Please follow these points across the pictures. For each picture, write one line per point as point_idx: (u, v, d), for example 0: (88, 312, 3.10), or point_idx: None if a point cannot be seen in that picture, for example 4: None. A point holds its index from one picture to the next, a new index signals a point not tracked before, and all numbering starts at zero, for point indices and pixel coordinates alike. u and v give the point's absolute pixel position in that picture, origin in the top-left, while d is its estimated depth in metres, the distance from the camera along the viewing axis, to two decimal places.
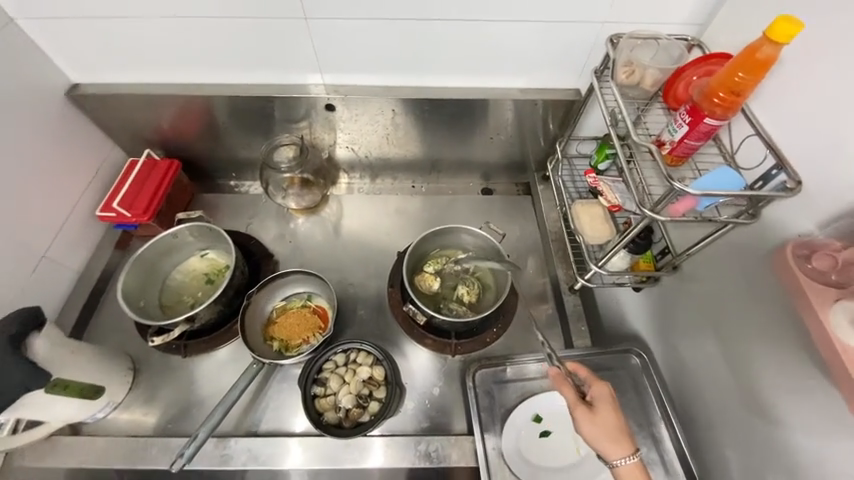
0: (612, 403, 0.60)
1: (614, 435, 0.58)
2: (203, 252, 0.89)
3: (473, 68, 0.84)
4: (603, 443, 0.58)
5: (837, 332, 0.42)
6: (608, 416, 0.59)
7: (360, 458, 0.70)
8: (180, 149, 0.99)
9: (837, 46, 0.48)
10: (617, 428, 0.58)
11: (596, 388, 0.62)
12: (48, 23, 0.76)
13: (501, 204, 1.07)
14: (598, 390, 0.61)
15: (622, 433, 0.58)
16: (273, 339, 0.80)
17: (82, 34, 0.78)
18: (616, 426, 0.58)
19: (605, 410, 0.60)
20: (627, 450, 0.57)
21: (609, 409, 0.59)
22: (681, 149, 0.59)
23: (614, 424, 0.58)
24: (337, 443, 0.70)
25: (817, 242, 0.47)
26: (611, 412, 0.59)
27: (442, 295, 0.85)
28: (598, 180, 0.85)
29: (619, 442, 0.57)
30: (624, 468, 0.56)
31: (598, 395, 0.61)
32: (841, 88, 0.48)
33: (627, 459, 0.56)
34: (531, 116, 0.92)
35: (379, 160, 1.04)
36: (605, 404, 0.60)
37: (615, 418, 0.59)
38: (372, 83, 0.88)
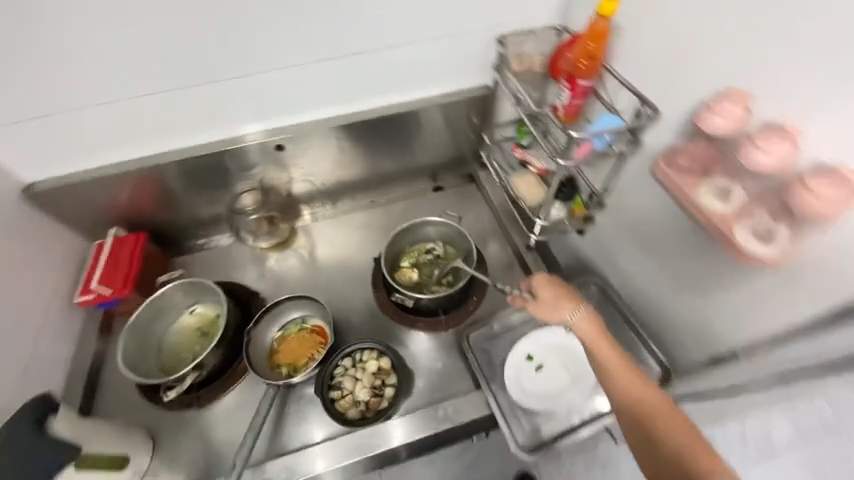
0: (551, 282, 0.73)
1: (556, 305, 0.70)
2: (191, 309, 0.93)
3: (397, 86, 0.98)
4: (551, 314, 0.71)
5: (705, 203, 0.56)
6: (547, 295, 0.72)
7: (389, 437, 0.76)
8: (143, 222, 1.03)
9: (650, 8, 0.65)
10: (558, 299, 0.71)
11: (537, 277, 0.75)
12: None
13: (452, 196, 1.20)
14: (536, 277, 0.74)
15: (562, 298, 0.71)
16: (281, 366, 0.87)
17: (28, 134, 0.82)
18: (556, 298, 0.71)
19: (544, 290, 0.73)
20: (573, 309, 0.69)
21: (548, 288, 0.72)
22: (570, 108, 0.76)
23: (554, 297, 0.71)
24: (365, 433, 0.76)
25: (677, 147, 0.62)
26: (550, 290, 0.72)
27: (423, 282, 0.95)
28: (525, 154, 1.01)
29: (562, 307, 0.69)
30: (576, 322, 0.67)
31: (536, 285, 0.74)
32: (663, 36, 0.64)
33: (574, 315, 0.67)
34: (455, 114, 1.07)
35: (335, 185, 1.14)
36: (544, 287, 0.73)
37: (555, 290, 0.72)
38: (312, 118, 0.98)
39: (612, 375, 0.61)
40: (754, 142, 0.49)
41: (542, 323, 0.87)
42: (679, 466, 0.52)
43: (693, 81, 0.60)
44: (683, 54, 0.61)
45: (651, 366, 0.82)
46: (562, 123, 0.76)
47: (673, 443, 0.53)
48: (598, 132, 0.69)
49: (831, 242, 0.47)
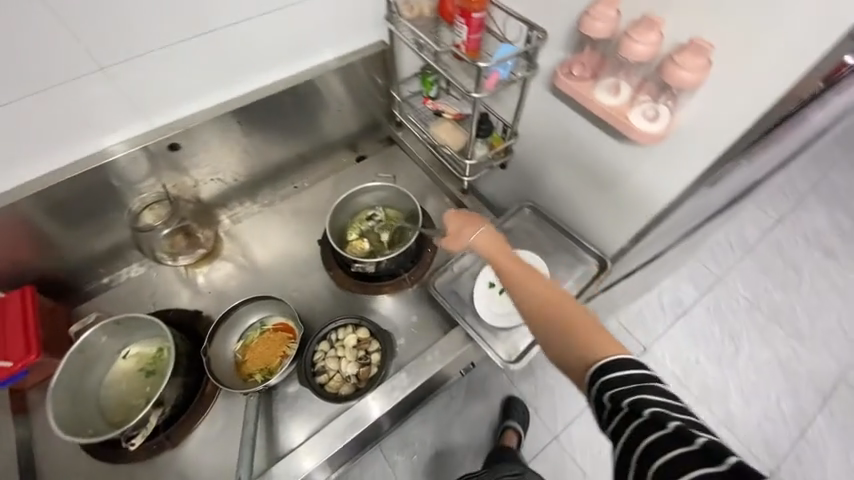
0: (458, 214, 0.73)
1: (460, 233, 0.69)
2: (124, 353, 0.84)
3: (289, 55, 0.92)
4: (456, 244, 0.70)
5: (602, 100, 0.64)
6: (452, 227, 0.72)
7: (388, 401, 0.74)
8: (24, 273, 0.85)
9: None
10: (460, 227, 0.70)
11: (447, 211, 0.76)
12: None
13: (377, 161, 1.19)
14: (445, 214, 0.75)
15: (465, 226, 0.70)
16: (255, 374, 0.82)
17: None
18: (458, 226, 0.70)
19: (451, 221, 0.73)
20: (473, 232, 0.68)
21: (452, 220, 0.72)
22: (471, 44, 0.79)
23: (457, 226, 0.71)
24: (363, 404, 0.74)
25: (570, 60, 0.69)
26: (454, 221, 0.72)
27: (375, 249, 0.95)
28: (437, 104, 1.05)
29: (464, 234, 0.69)
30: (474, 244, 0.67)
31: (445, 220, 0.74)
32: None
33: (472, 238, 0.68)
34: (358, 75, 1.04)
35: (251, 177, 1.05)
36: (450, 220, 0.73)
37: (458, 220, 0.71)
38: (205, 107, 0.88)
39: (507, 282, 0.60)
40: (630, 36, 0.56)
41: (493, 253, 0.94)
42: (563, 346, 0.50)
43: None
44: None
45: (588, 259, 0.92)
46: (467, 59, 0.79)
47: (557, 326, 0.52)
48: (502, 59, 0.73)
49: (698, 108, 0.58)
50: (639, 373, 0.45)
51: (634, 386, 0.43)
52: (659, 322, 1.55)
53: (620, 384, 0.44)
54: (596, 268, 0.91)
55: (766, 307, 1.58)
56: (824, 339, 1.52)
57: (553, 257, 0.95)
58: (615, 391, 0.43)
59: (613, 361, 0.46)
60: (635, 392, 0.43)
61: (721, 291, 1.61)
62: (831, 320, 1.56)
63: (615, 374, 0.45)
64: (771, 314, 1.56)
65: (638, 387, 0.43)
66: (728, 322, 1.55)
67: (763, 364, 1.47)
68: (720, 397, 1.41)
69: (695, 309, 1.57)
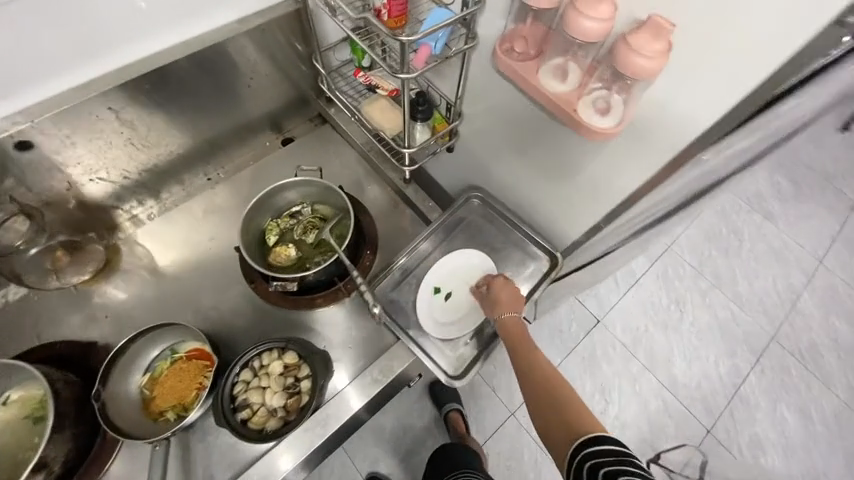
0: (506, 285, 0.76)
1: (502, 303, 0.73)
2: (4, 398, 0.69)
3: (168, 19, 0.73)
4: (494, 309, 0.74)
5: (547, 85, 0.54)
6: (502, 295, 0.74)
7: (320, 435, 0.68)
8: None
9: None
10: (511, 299, 0.74)
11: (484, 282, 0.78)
12: None
13: (306, 145, 1.03)
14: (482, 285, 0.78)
15: (514, 302, 0.74)
16: (166, 411, 0.71)
17: None
18: (509, 298, 0.74)
19: (499, 290, 0.75)
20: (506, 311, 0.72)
21: (506, 287, 0.75)
22: (394, 8, 0.64)
23: (509, 296, 0.74)
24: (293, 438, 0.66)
25: (509, 30, 0.58)
26: (506, 291, 0.75)
27: (304, 255, 0.83)
28: (369, 76, 0.89)
29: (504, 308, 0.73)
30: (504, 323, 0.71)
31: (497, 285, 0.76)
32: None
33: (504, 317, 0.72)
34: (270, 42, 0.85)
35: (148, 173, 0.87)
36: (503, 288, 0.75)
37: (502, 291, 0.75)
38: (58, 89, 0.69)
39: (525, 359, 0.67)
40: (577, 8, 0.45)
41: (438, 254, 0.85)
42: (558, 425, 0.57)
43: None
44: None
45: (540, 255, 0.84)
46: (390, 29, 0.64)
47: (555, 410, 0.59)
48: (433, 29, 0.58)
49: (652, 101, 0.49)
50: (617, 447, 0.51)
51: (613, 459, 0.49)
52: (612, 294, 1.57)
53: (601, 457, 0.50)
54: (547, 265, 0.84)
55: (710, 274, 1.63)
56: (760, 300, 1.59)
57: (503, 253, 0.86)
58: (597, 461, 0.50)
59: (597, 437, 0.52)
60: (611, 464, 0.49)
61: (669, 258, 1.65)
62: (767, 280, 1.62)
63: (596, 449, 0.51)
64: (714, 280, 1.62)
65: (613, 462, 0.49)
66: (676, 291, 1.60)
67: (704, 328, 1.53)
68: (665, 362, 1.47)
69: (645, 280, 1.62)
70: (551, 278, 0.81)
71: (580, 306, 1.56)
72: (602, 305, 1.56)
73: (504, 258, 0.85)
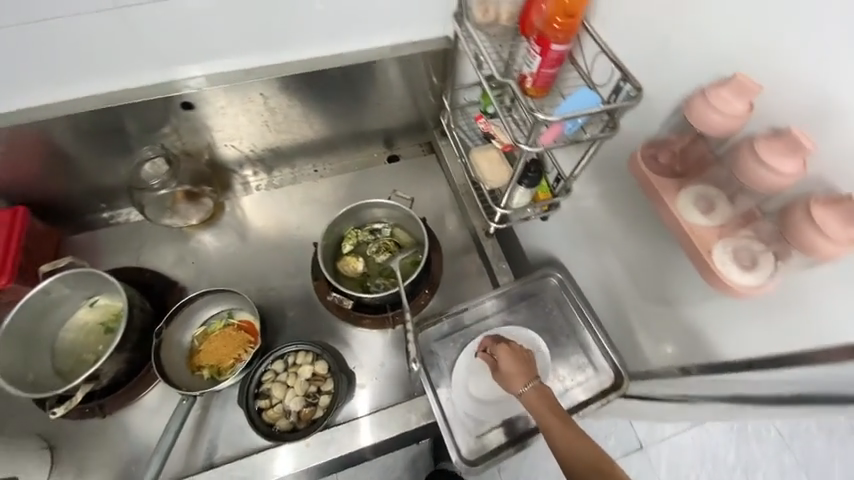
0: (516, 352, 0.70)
1: (513, 374, 0.67)
2: (92, 301, 0.80)
3: (337, 34, 0.80)
4: (506, 380, 0.68)
5: (683, 214, 0.48)
6: (510, 365, 0.68)
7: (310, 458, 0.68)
8: (25, 192, 0.85)
9: None
10: (519, 366, 0.68)
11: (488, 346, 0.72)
12: None
13: (408, 168, 1.06)
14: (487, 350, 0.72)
15: (522, 370, 0.67)
16: (203, 368, 0.76)
17: None
18: (517, 366, 0.68)
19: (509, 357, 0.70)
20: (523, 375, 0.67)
21: (509, 357, 0.69)
22: (541, 80, 0.61)
23: (516, 364, 0.68)
24: (283, 451, 0.68)
25: (662, 139, 0.53)
26: (512, 360, 0.69)
27: (368, 273, 0.86)
28: (488, 124, 0.88)
29: (517, 378, 0.67)
30: (525, 393, 0.65)
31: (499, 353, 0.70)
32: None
33: (525, 388, 0.66)
34: (411, 71, 0.90)
35: (268, 152, 0.96)
36: (507, 357, 0.69)
37: (513, 360, 0.69)
38: (231, 67, 0.79)
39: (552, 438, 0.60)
40: (756, 156, 0.40)
41: (497, 322, 0.80)
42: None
43: (704, 58, 0.49)
44: (677, 34, 0.51)
45: (605, 369, 0.75)
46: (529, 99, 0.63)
47: None
48: (573, 114, 0.56)
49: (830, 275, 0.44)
50: None
51: None
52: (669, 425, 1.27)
53: None
54: (608, 383, 0.74)
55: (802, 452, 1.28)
56: None
57: (564, 350, 0.78)
58: None
59: None
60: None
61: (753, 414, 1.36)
62: None
63: None
64: (803, 460, 1.27)
65: None
66: (751, 456, 1.26)
67: None
68: None
69: (716, 424, 1.30)
70: (609, 400, 0.72)
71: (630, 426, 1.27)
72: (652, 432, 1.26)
73: (563, 355, 0.77)
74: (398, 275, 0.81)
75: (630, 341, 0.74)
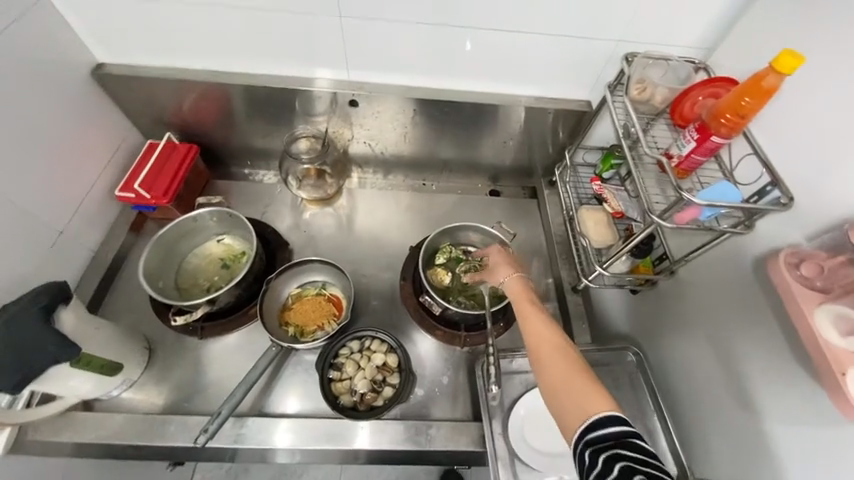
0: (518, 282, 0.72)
1: (500, 268, 0.75)
2: (220, 238, 0.92)
3: (494, 75, 0.91)
4: (494, 276, 0.76)
5: (822, 329, 0.48)
6: (498, 260, 0.77)
7: (304, 441, 0.72)
8: (200, 135, 1.02)
9: (841, 79, 0.53)
10: (507, 263, 0.76)
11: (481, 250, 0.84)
12: (108, 11, 0.80)
13: (508, 205, 1.12)
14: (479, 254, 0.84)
15: (508, 266, 0.75)
16: (289, 325, 0.83)
17: (137, 16, 0.81)
18: (505, 264, 0.76)
19: (498, 257, 0.78)
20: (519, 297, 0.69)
21: (500, 254, 0.78)
22: (687, 163, 0.66)
23: (506, 261, 0.76)
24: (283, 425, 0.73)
25: (807, 251, 0.53)
26: (502, 256, 0.77)
27: (451, 289, 0.89)
28: (602, 187, 0.92)
29: (503, 273, 0.74)
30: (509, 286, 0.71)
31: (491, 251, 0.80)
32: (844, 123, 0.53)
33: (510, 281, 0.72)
34: (543, 122, 0.97)
35: (393, 157, 1.08)
36: (498, 254, 0.78)
37: (503, 259, 0.77)
38: (399, 81, 0.93)
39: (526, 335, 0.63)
40: None
41: None
42: (569, 400, 0.53)
43: None
44: (842, 157, 0.52)
45: (668, 462, 0.74)
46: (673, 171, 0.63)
47: (566, 383, 0.55)
48: (721, 204, 0.57)
49: None
50: None
51: None
52: None
53: None
54: None
55: None
56: None
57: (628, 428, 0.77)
58: None
59: None
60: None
61: None
62: None
63: None
64: None
65: None
66: None
67: None
68: None
69: None
70: None
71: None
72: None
73: None
74: (485, 299, 0.84)
75: (707, 443, 0.71)
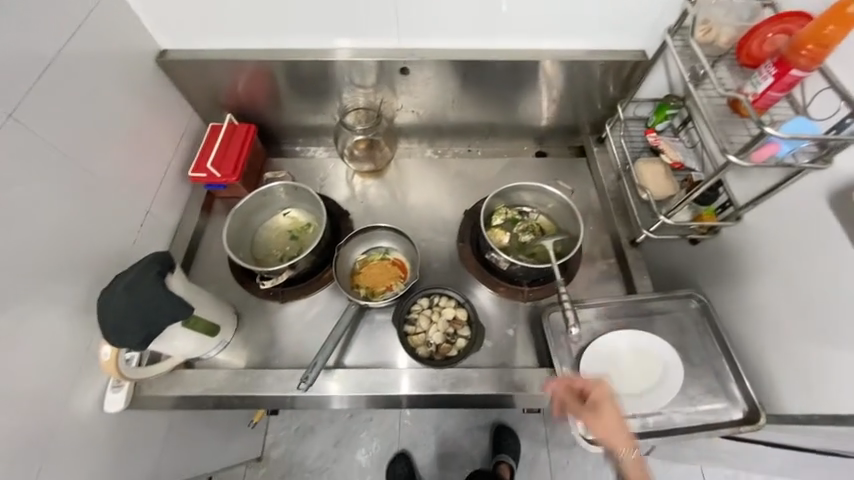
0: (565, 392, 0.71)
1: (615, 430, 0.65)
2: (286, 211, 0.97)
3: (545, 29, 0.90)
4: (608, 435, 0.65)
5: None
6: (610, 417, 0.66)
7: (350, 387, 0.79)
8: (256, 114, 1.06)
9: None
10: (617, 424, 0.66)
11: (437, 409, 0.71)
12: None
13: (556, 165, 1.12)
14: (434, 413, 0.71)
15: (617, 424, 0.66)
16: (360, 287, 0.89)
17: None
18: (615, 424, 0.66)
19: (607, 415, 0.66)
20: (585, 416, 0.67)
21: (608, 405, 0.67)
22: (763, 100, 0.65)
23: (615, 417, 0.66)
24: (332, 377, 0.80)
25: None
26: (611, 411, 0.66)
27: (511, 247, 0.91)
28: (658, 139, 0.92)
29: (621, 438, 0.65)
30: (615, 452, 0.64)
31: (597, 397, 0.68)
32: None
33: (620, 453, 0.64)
34: (595, 76, 0.96)
35: (440, 125, 1.09)
36: (607, 404, 0.67)
37: (606, 402, 0.67)
38: (448, 45, 0.93)
39: None
40: None
41: (627, 322, 0.83)
42: None
43: None
44: None
45: (738, 402, 0.74)
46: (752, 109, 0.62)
47: None
48: (802, 136, 0.57)
49: None
50: None
51: None
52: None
53: None
54: (742, 415, 0.73)
55: None
56: None
57: (696, 370, 0.78)
58: None
59: None
60: None
61: None
62: None
63: None
64: None
65: None
66: None
67: None
68: None
69: None
70: (741, 430, 0.71)
71: (696, 468, 1.35)
72: (715, 471, 1.35)
73: (696, 375, 0.77)
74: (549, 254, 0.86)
75: (782, 381, 0.72)
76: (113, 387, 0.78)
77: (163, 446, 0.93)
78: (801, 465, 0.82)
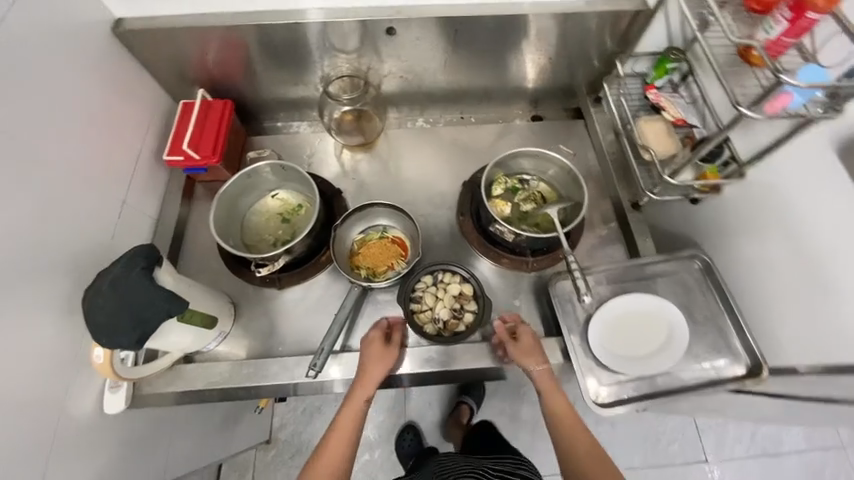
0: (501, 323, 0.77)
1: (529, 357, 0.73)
2: (274, 193, 0.92)
3: None
4: (527, 361, 0.73)
5: None
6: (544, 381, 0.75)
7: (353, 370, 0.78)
8: (230, 88, 0.97)
9: None
10: (531, 353, 0.73)
11: (386, 326, 0.78)
12: None
13: (553, 129, 1.08)
14: (380, 331, 0.76)
15: (530, 355, 0.73)
16: (361, 268, 0.86)
17: None
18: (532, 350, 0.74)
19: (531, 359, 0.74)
20: (515, 352, 0.73)
21: (529, 346, 0.74)
22: (777, 47, 0.62)
23: (531, 344, 0.74)
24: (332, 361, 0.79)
25: None
26: (532, 355, 0.74)
27: (512, 218, 0.89)
28: (659, 96, 0.88)
29: (531, 360, 0.73)
30: (536, 372, 0.74)
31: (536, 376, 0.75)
32: None
33: (535, 367, 0.73)
34: (594, 30, 0.90)
35: (431, 90, 1.03)
36: (529, 347, 0.74)
37: (527, 341, 0.74)
38: (438, 0, 0.85)
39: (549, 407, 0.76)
40: None
41: (633, 286, 0.83)
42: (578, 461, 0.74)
43: None
44: None
45: (741, 358, 0.76)
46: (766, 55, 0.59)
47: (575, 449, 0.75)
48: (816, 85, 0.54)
49: None
50: None
51: None
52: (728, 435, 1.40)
53: None
54: (744, 370, 0.76)
55: None
56: None
57: (700, 330, 0.79)
58: None
59: None
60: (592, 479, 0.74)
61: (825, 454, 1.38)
62: None
63: None
64: None
65: None
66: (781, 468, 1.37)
67: None
68: None
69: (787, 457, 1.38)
70: (744, 384, 0.74)
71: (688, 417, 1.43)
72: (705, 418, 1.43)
73: (700, 334, 0.79)
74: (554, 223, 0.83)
75: (784, 334, 0.74)
76: (111, 389, 0.75)
77: (170, 440, 0.92)
78: (795, 409, 0.86)
